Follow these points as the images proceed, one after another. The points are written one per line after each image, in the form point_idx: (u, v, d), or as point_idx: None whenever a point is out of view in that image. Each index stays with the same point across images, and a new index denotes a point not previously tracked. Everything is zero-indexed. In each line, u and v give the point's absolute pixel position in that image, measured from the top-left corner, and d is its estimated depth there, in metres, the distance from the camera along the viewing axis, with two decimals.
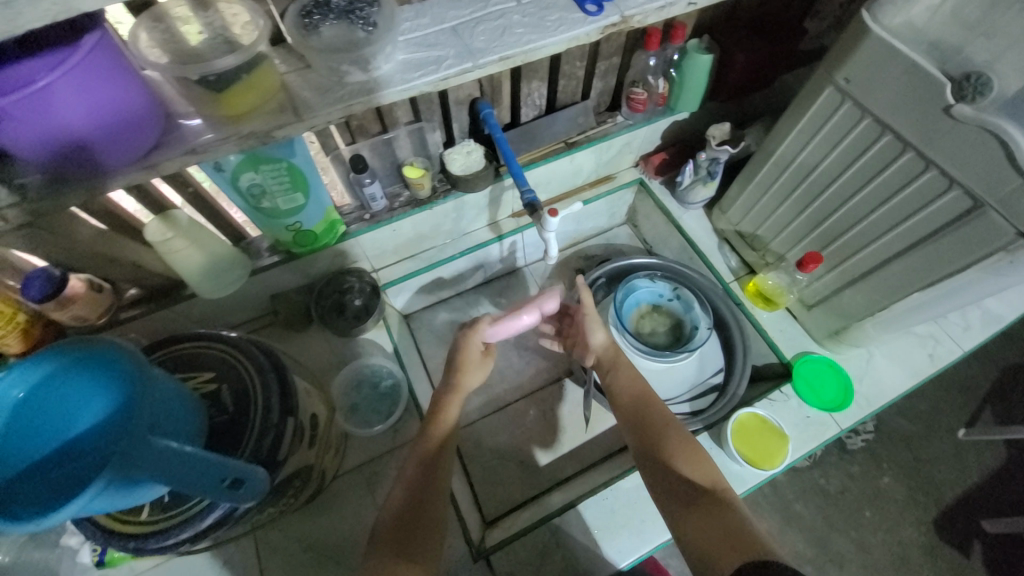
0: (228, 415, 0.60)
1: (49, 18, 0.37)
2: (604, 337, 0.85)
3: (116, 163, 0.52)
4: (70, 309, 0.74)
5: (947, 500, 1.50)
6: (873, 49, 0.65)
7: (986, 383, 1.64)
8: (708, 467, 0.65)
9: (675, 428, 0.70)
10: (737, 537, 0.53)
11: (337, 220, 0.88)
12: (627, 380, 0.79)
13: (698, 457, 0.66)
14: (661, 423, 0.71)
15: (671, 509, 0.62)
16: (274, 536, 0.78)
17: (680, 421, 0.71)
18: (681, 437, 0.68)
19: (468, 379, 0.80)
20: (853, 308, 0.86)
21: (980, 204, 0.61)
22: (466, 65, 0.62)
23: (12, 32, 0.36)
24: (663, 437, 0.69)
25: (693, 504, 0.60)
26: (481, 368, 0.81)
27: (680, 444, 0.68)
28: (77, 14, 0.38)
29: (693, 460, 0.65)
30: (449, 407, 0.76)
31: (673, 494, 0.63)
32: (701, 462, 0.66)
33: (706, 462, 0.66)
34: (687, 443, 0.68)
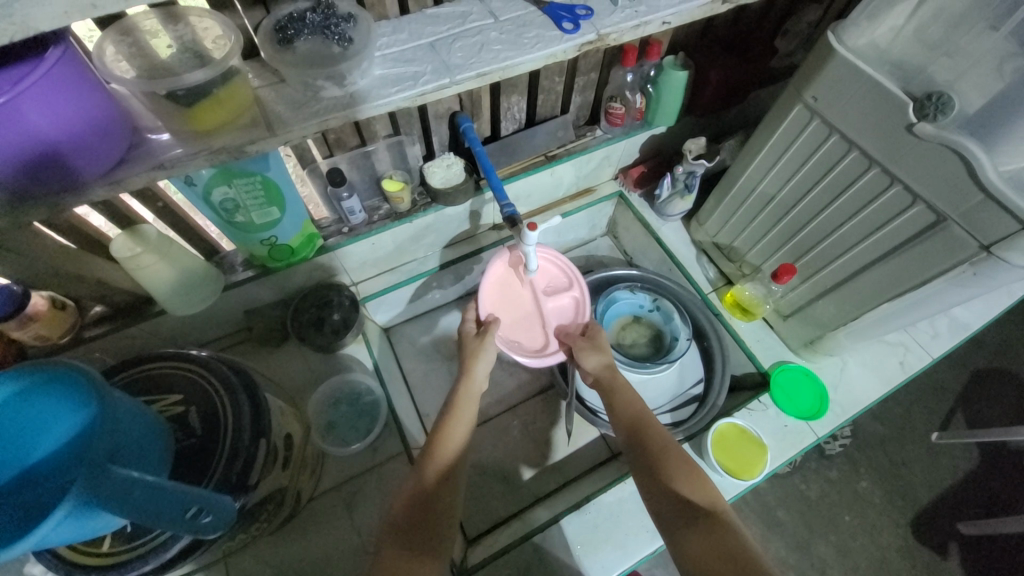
0: (197, 438, 0.58)
1: (5, 36, 0.36)
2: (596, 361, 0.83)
3: (80, 178, 0.50)
4: (31, 329, 0.70)
5: (922, 503, 1.54)
6: (839, 69, 0.68)
7: (956, 387, 1.69)
8: (706, 487, 0.64)
9: (673, 449, 0.69)
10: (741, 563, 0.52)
11: (314, 233, 0.86)
12: (621, 397, 0.77)
13: (697, 477, 0.65)
14: (662, 445, 0.69)
15: (672, 532, 0.60)
16: (247, 562, 0.75)
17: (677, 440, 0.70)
18: (677, 457, 0.68)
19: (477, 373, 0.81)
20: (827, 318, 0.88)
21: (943, 218, 0.64)
22: (444, 80, 0.62)
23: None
24: (660, 456, 0.68)
25: (694, 526, 0.59)
26: (486, 359, 0.83)
27: (680, 465, 0.67)
28: (35, 31, 0.37)
29: (693, 481, 0.64)
30: (451, 427, 0.73)
31: (673, 518, 0.61)
32: (699, 481, 0.65)
33: (704, 482, 0.64)
34: (685, 463, 0.67)
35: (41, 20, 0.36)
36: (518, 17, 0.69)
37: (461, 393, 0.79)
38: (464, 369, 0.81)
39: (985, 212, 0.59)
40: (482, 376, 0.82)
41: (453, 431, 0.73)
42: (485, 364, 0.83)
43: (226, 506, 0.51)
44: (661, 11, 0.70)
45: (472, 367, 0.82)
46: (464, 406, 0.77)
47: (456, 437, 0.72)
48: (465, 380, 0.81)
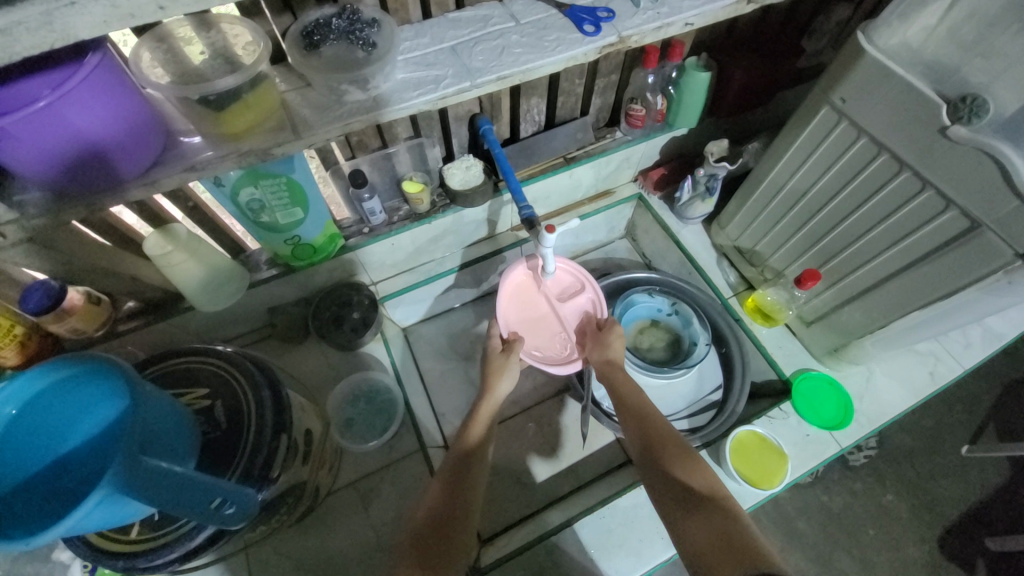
0: (222, 431, 0.59)
1: (47, 45, 0.38)
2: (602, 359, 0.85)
3: (115, 179, 0.53)
4: (68, 321, 0.74)
5: (952, 519, 1.48)
6: (869, 69, 0.66)
7: (990, 398, 1.62)
8: (705, 473, 0.62)
9: (671, 437, 0.68)
10: (737, 545, 0.51)
11: (336, 233, 0.88)
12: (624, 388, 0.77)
13: (694, 463, 0.63)
14: (659, 434, 0.68)
15: (672, 519, 0.59)
16: (267, 553, 0.77)
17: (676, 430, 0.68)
18: (675, 446, 0.66)
19: (499, 389, 0.82)
20: (852, 325, 0.85)
21: (976, 225, 0.61)
22: (464, 84, 0.63)
23: (10, 58, 0.37)
24: (659, 447, 0.66)
25: (693, 512, 0.57)
26: (511, 376, 0.83)
27: (678, 453, 0.65)
28: (76, 39, 0.39)
29: (690, 468, 0.63)
30: (470, 431, 0.76)
31: (672, 507, 0.60)
32: (697, 469, 0.63)
33: (702, 468, 0.63)
34: (683, 450, 0.65)
35: (83, 30, 0.38)
36: (538, 20, 0.69)
37: (481, 407, 0.80)
38: (487, 387, 0.82)
39: (1021, 219, 0.57)
40: (505, 394, 0.82)
41: (470, 437, 0.76)
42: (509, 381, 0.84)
43: (244, 501, 0.52)
44: (683, 12, 0.69)
45: (494, 385, 0.83)
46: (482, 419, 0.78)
47: (475, 441, 0.74)
48: (486, 396, 0.81)
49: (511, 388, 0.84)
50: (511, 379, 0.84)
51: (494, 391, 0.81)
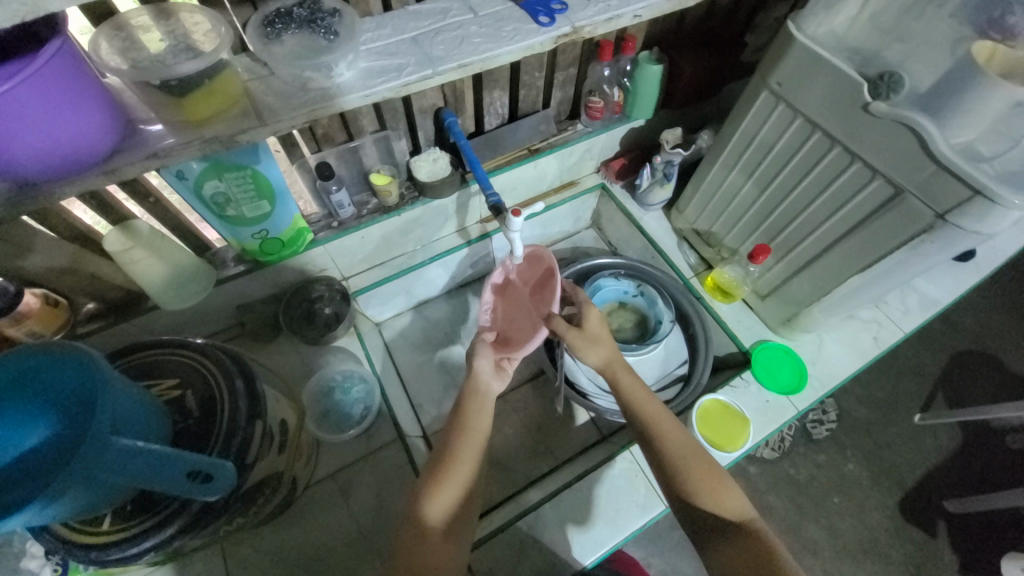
0: (194, 420, 0.59)
1: (15, 18, 0.38)
2: (595, 356, 0.80)
3: (74, 165, 0.52)
4: (26, 325, 0.71)
5: (909, 484, 1.58)
6: (799, 55, 0.72)
7: (936, 369, 1.75)
8: (730, 496, 0.67)
9: (691, 456, 0.70)
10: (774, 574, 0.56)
11: (305, 227, 0.88)
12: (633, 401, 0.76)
13: (719, 486, 0.67)
14: (681, 453, 0.70)
15: (701, 542, 0.65)
16: (245, 551, 0.76)
17: (696, 447, 0.72)
18: (698, 467, 0.69)
19: (480, 372, 0.78)
20: (801, 295, 0.92)
21: (900, 191, 0.68)
22: (426, 71, 0.65)
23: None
24: (681, 469, 0.69)
25: (724, 537, 0.63)
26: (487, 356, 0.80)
27: (701, 476, 0.69)
28: (45, 12, 0.39)
29: (716, 490, 0.67)
30: (461, 443, 0.70)
31: (700, 531, 0.65)
32: (722, 491, 0.67)
33: (728, 492, 0.68)
34: (706, 470, 0.69)
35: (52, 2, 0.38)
36: (495, 12, 0.72)
37: (468, 391, 0.76)
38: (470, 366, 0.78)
39: (937, 182, 0.63)
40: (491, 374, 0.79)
41: (461, 453, 0.70)
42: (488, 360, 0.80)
43: (228, 475, 0.53)
44: (631, 4, 0.74)
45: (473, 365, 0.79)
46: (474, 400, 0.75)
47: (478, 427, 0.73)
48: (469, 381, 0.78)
49: (490, 371, 0.79)
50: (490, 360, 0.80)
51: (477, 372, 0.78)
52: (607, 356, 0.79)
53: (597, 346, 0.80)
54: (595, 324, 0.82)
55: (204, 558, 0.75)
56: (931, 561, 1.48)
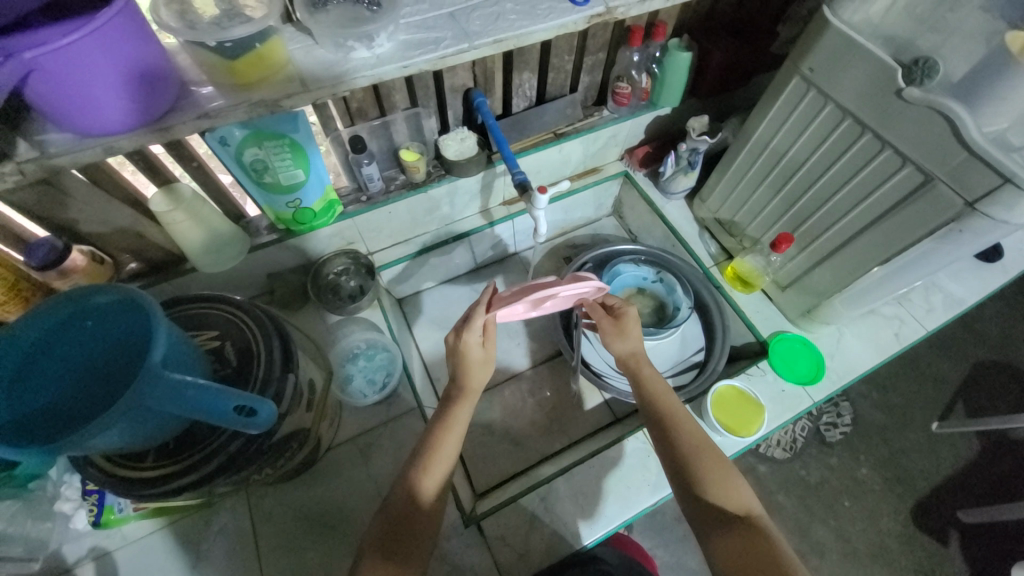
0: (232, 369, 0.62)
1: None
2: (621, 345, 0.82)
3: (131, 121, 0.55)
4: (73, 279, 0.76)
5: (923, 491, 1.56)
6: (833, 40, 0.72)
7: (957, 378, 1.72)
8: (740, 491, 0.66)
9: (703, 448, 0.71)
10: (774, 563, 0.56)
11: (335, 199, 0.91)
12: (653, 392, 0.78)
13: (727, 479, 0.67)
14: (696, 444, 0.71)
15: (703, 532, 0.64)
16: (269, 504, 0.80)
17: (709, 442, 0.72)
18: (710, 459, 0.69)
19: (472, 386, 0.76)
20: (822, 286, 0.91)
21: (930, 178, 0.68)
22: (463, 45, 0.67)
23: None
24: (692, 458, 0.70)
25: (726, 528, 0.62)
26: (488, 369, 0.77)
27: (711, 467, 0.69)
28: None
29: (725, 483, 0.67)
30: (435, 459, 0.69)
31: (704, 521, 0.64)
32: (731, 485, 0.67)
33: (737, 486, 0.67)
34: (716, 462, 0.69)
35: None
36: None
37: (455, 409, 0.75)
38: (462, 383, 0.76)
39: (968, 170, 0.63)
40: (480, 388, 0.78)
41: (443, 447, 0.71)
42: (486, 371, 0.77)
43: (269, 416, 0.55)
44: None
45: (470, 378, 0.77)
46: (460, 408, 0.74)
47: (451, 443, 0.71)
48: (461, 397, 0.76)
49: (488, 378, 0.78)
50: (486, 372, 0.77)
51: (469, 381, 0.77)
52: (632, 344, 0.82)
53: (624, 336, 0.82)
54: (631, 321, 0.83)
55: (228, 509, 0.79)
56: (942, 569, 1.47)
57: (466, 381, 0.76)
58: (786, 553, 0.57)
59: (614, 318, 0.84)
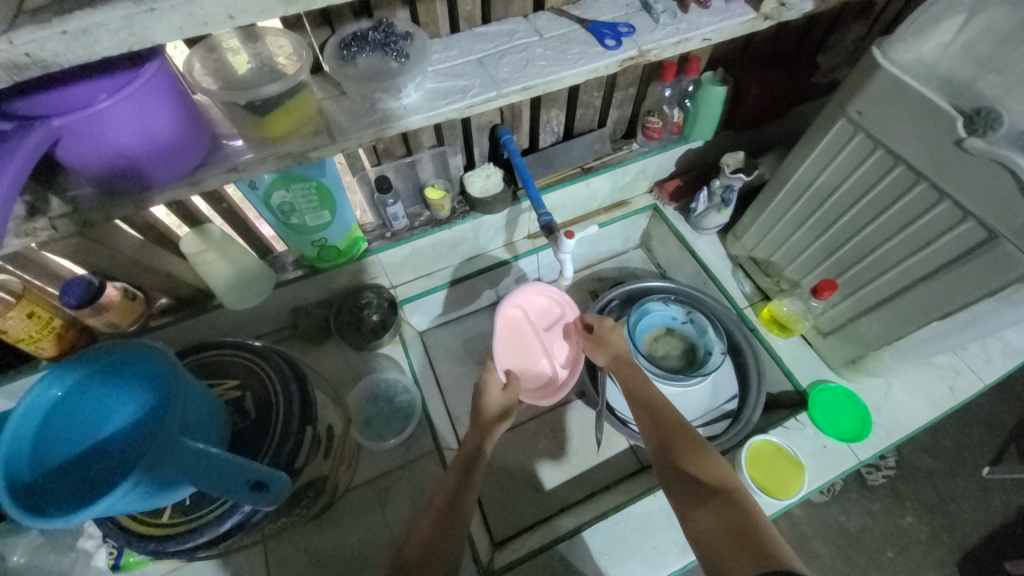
0: (251, 421, 0.61)
1: (123, 46, 0.40)
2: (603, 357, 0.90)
3: (164, 177, 0.56)
4: (105, 316, 0.77)
5: (975, 544, 1.43)
6: (883, 83, 0.68)
7: (1013, 420, 1.58)
8: (716, 464, 0.64)
9: (685, 431, 0.70)
10: (748, 529, 0.53)
11: (360, 236, 0.91)
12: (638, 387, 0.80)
13: (704, 454, 0.66)
14: (678, 428, 0.71)
15: (681, 509, 0.61)
16: (284, 547, 0.79)
17: (688, 423, 0.71)
18: (687, 438, 0.68)
19: (491, 416, 0.84)
20: (869, 336, 0.85)
21: (994, 235, 0.62)
22: (491, 93, 0.65)
23: (88, 58, 0.39)
24: (671, 439, 0.69)
25: (701, 499, 0.60)
26: (507, 410, 0.87)
27: (687, 444, 0.68)
28: (152, 42, 0.41)
29: (701, 459, 0.65)
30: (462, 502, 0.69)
31: (681, 497, 0.62)
32: (708, 459, 0.65)
33: (713, 461, 0.65)
34: (699, 444, 0.68)
35: (160, 34, 0.40)
36: (562, 34, 0.72)
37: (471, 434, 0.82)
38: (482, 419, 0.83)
39: None
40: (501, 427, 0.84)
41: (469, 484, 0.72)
42: (505, 412, 0.86)
43: (281, 484, 0.54)
44: (701, 28, 0.72)
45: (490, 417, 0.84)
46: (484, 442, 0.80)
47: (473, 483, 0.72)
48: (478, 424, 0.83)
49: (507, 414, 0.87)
50: (503, 406, 0.87)
51: (490, 419, 0.84)
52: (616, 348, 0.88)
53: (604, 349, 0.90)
54: (608, 332, 0.92)
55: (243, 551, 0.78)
56: None
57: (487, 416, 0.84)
58: (755, 515, 0.55)
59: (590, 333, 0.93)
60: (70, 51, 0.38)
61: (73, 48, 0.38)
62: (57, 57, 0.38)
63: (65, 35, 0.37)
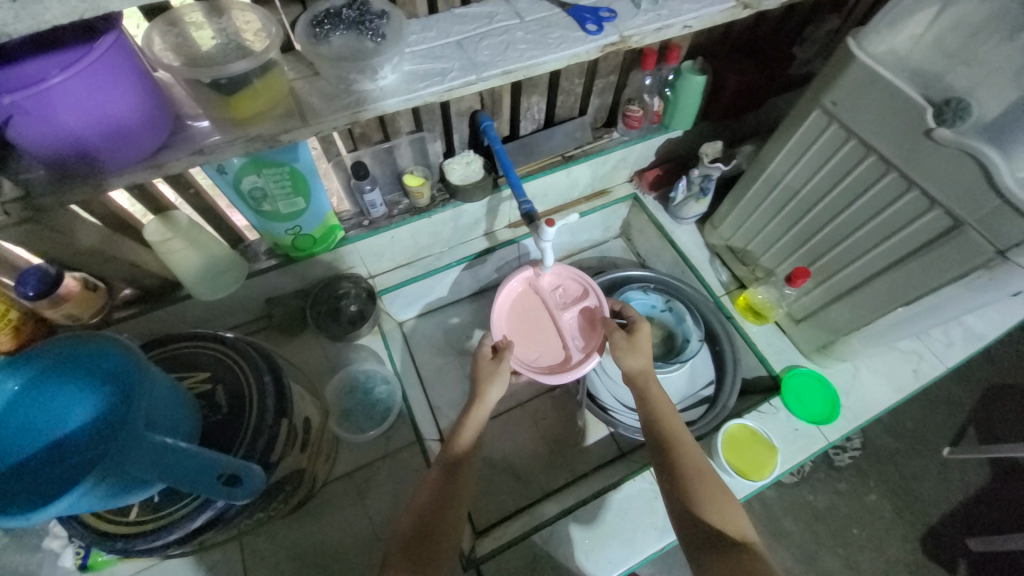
0: (223, 414, 0.59)
1: (75, 14, 0.37)
2: (637, 362, 0.80)
3: (122, 159, 0.53)
4: (64, 307, 0.73)
5: (933, 518, 1.52)
6: (858, 74, 0.69)
7: (969, 402, 1.67)
8: (737, 517, 0.63)
9: (707, 473, 0.68)
10: None
11: (336, 224, 0.88)
12: (662, 411, 0.75)
13: (727, 505, 0.64)
14: (700, 470, 0.68)
15: (694, 555, 0.59)
16: (262, 542, 0.77)
17: (710, 466, 0.69)
18: (710, 484, 0.66)
19: (489, 398, 0.79)
20: (839, 322, 0.88)
21: (959, 223, 0.64)
22: (470, 77, 0.64)
23: (38, 28, 0.36)
24: (692, 480, 0.67)
25: (720, 549, 0.58)
26: (501, 383, 0.81)
27: (711, 491, 0.65)
28: (106, 10, 0.38)
29: (722, 509, 0.63)
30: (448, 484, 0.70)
31: (697, 542, 0.60)
32: (728, 511, 0.63)
33: (734, 512, 0.63)
34: (720, 492, 0.66)
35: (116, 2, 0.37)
36: (543, 18, 0.71)
37: (471, 415, 0.78)
38: (478, 394, 0.79)
39: (1002, 218, 0.60)
40: (495, 402, 0.80)
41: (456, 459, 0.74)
42: (500, 387, 0.81)
43: (254, 485, 0.54)
44: (682, 15, 0.72)
45: (485, 392, 0.81)
46: (473, 427, 0.77)
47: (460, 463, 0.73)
48: (476, 404, 0.79)
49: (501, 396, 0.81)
50: (502, 387, 0.81)
51: (486, 396, 0.79)
52: (643, 361, 0.81)
53: (640, 353, 0.81)
54: (644, 338, 0.83)
55: (220, 548, 0.76)
56: None
57: (481, 392, 0.80)
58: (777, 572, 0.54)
59: (627, 334, 0.83)
60: (18, 20, 0.35)
61: (21, 17, 0.35)
62: (3, 26, 0.35)
63: (13, 2, 0.34)
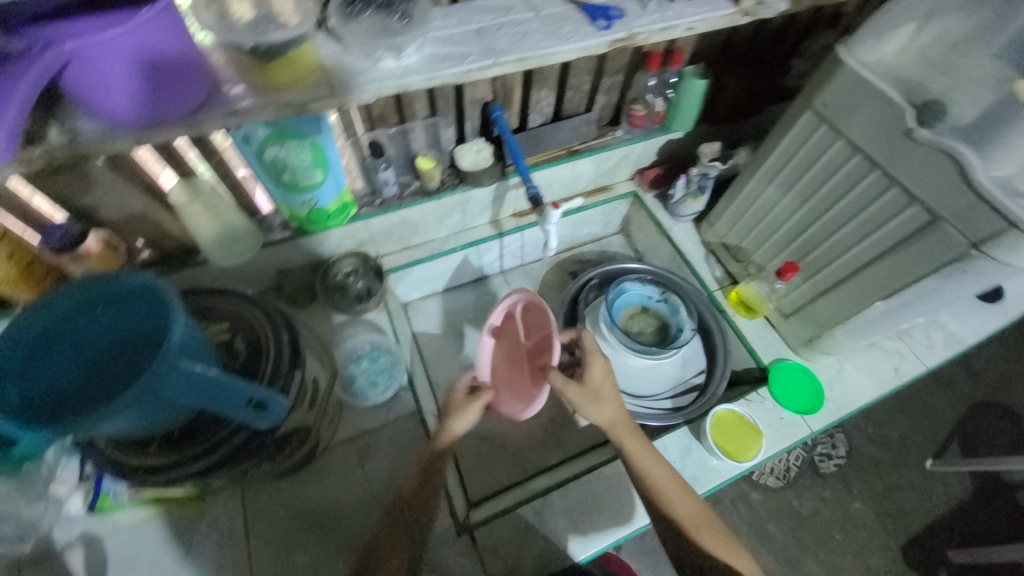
0: (241, 361, 0.63)
1: None
2: (608, 415, 0.78)
3: (163, 116, 0.57)
4: (84, 264, 0.77)
5: (915, 528, 1.55)
6: (846, 78, 0.75)
7: (953, 417, 1.71)
8: (738, 556, 0.72)
9: (703, 524, 0.73)
10: None
11: (350, 201, 0.93)
12: (646, 468, 0.75)
13: (729, 549, 0.72)
14: (693, 526, 0.72)
15: None
16: (263, 501, 0.81)
17: (706, 513, 0.74)
18: (712, 532, 0.73)
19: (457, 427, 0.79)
20: (824, 316, 0.93)
21: (935, 218, 0.69)
22: (487, 61, 0.69)
23: None
24: (696, 537, 0.72)
25: None
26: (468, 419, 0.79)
27: (714, 541, 0.72)
28: None
29: (727, 551, 0.72)
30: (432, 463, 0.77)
31: None
32: (732, 553, 0.72)
33: (736, 553, 0.72)
34: (715, 538, 0.72)
35: None
36: (557, 12, 0.76)
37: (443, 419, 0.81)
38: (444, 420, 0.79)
39: (973, 213, 0.65)
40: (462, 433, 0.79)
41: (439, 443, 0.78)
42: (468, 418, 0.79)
43: (280, 413, 0.56)
44: (686, 17, 0.77)
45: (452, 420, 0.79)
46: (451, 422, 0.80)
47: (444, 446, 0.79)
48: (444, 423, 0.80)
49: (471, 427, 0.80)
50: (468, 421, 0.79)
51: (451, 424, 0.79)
52: (614, 410, 0.79)
53: (610, 406, 0.78)
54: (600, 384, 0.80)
55: (222, 503, 0.80)
56: None
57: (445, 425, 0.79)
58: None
59: (581, 385, 0.79)
60: None
61: None
62: None
63: None
